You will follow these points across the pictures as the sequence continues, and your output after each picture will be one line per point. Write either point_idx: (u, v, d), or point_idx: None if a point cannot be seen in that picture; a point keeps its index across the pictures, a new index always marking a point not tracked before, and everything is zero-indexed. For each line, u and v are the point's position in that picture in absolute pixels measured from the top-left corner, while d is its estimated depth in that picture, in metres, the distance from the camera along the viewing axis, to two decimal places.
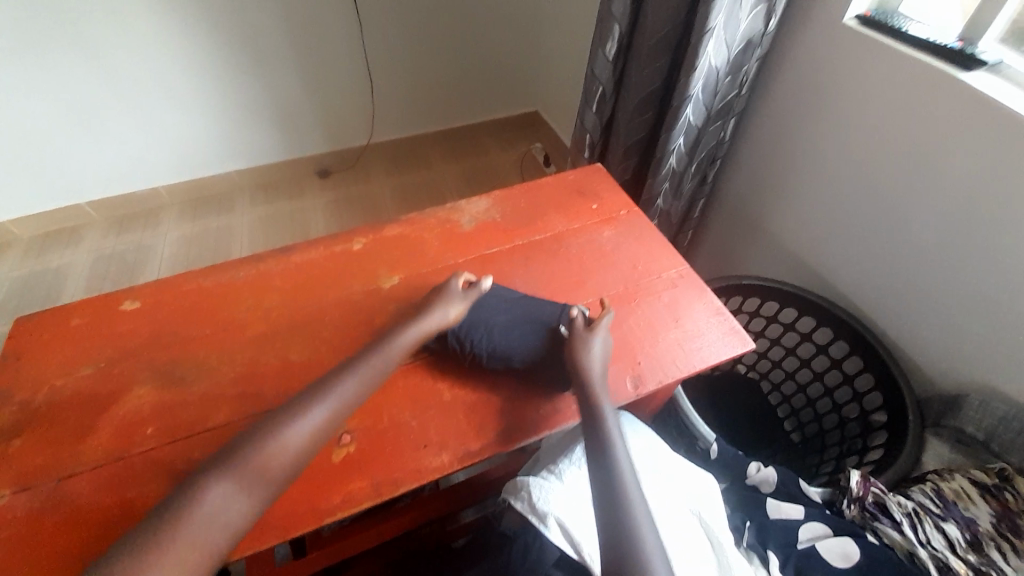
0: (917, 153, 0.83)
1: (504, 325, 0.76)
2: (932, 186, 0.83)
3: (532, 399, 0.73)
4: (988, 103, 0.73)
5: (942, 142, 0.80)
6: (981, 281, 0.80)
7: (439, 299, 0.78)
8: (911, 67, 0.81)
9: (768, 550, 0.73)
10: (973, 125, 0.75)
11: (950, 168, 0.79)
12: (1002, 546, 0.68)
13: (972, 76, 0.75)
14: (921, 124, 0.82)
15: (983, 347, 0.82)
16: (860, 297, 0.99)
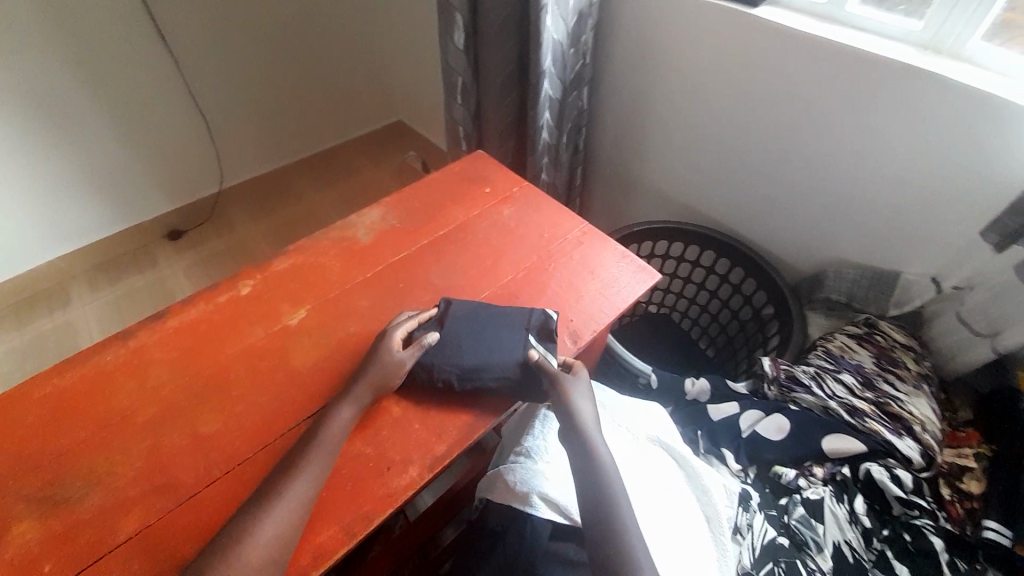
0: (737, 83, 0.97)
1: (472, 341, 0.72)
2: (756, 108, 0.97)
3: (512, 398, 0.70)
4: (777, 31, 0.87)
5: (753, 71, 0.94)
6: (812, 176, 0.95)
7: (371, 359, 0.70)
8: (715, 12, 0.93)
9: (722, 448, 0.81)
10: (770, 51, 0.89)
11: (764, 90, 0.94)
12: (888, 378, 0.80)
13: (758, 11, 0.89)
14: (734, 59, 0.95)
15: (825, 229, 0.98)
16: (729, 216, 1.14)
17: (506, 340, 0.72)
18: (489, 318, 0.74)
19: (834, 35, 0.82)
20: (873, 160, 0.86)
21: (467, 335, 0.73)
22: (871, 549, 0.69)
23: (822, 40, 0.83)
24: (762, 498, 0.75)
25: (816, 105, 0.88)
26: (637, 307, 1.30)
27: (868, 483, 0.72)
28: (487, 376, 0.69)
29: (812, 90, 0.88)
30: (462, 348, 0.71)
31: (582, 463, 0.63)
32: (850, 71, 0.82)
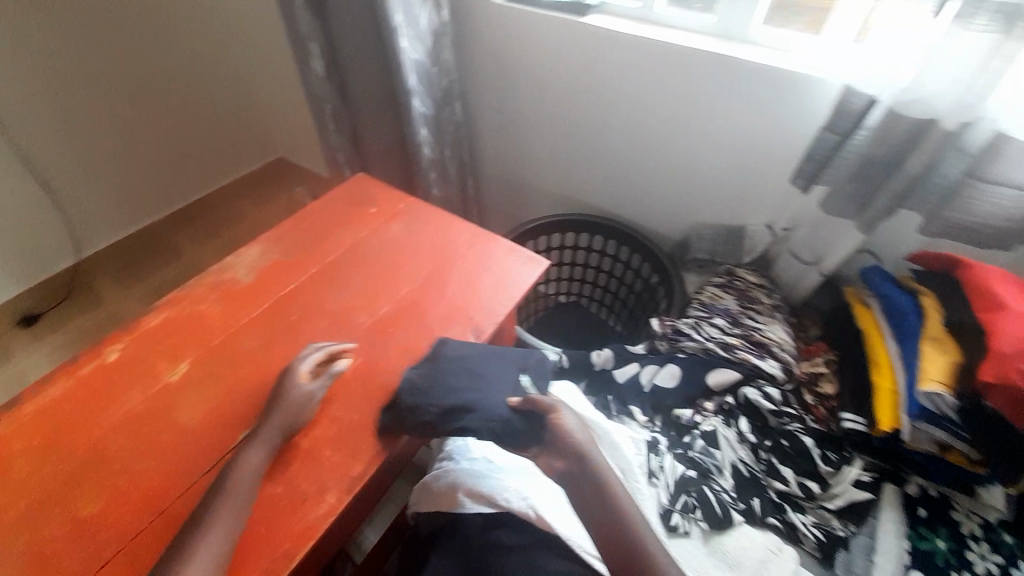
0: (586, 83, 1.07)
1: (464, 382, 0.72)
2: (606, 104, 1.08)
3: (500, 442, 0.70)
4: (607, 35, 0.98)
5: (596, 71, 1.04)
6: (663, 155, 1.08)
7: (281, 395, 0.67)
8: (553, 23, 1.03)
9: (631, 406, 0.89)
10: (605, 52, 1.01)
11: (609, 87, 1.05)
12: (749, 314, 0.93)
13: (587, 19, 1.00)
14: (580, 62, 1.05)
15: (682, 199, 1.12)
16: (606, 201, 1.25)
17: (496, 373, 0.75)
18: (482, 357, 0.76)
19: (652, 33, 0.95)
20: (705, 135, 1.00)
21: (464, 376, 0.73)
22: (762, 462, 0.78)
23: (643, 38, 0.95)
24: (669, 441, 0.82)
25: (652, 93, 1.01)
26: (547, 300, 1.39)
27: (746, 404, 0.82)
28: (471, 417, 0.69)
29: (645, 82, 1.00)
30: (449, 389, 0.71)
31: (587, 478, 0.64)
32: (671, 62, 0.95)
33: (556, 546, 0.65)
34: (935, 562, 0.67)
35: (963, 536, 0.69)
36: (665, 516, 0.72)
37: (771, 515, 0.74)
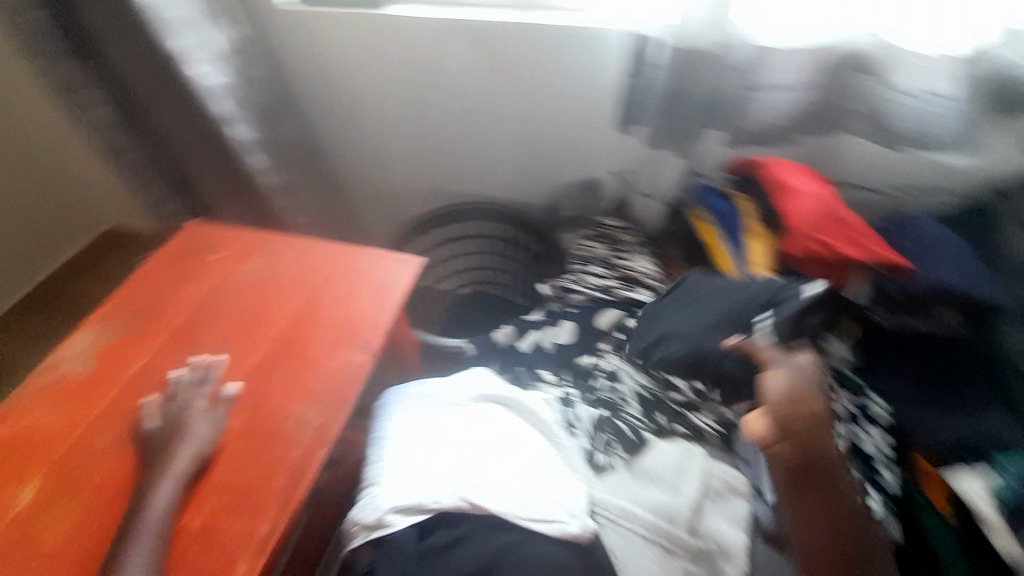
0: (411, 72, 1.08)
1: (686, 322, 0.80)
2: (440, 91, 1.09)
3: (709, 362, 0.76)
4: (413, 23, 1.00)
5: (415, 59, 1.05)
6: (506, 128, 1.12)
7: (179, 436, 0.65)
8: (356, 20, 1.02)
9: (541, 371, 0.90)
10: (416, 39, 1.02)
11: (433, 72, 1.07)
12: (622, 256, 1.02)
13: (388, 10, 1.01)
14: (397, 54, 1.05)
15: (537, 166, 1.18)
16: (470, 186, 1.26)
17: (678, 330, 0.80)
18: (675, 317, 0.82)
19: (458, 14, 0.97)
20: (536, 100, 1.06)
21: (670, 323, 0.82)
22: (659, 381, 0.83)
23: (451, 20, 0.98)
24: (580, 390, 0.85)
25: (475, 71, 1.04)
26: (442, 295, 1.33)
27: (634, 334, 0.88)
28: (667, 345, 0.80)
29: (468, 61, 1.03)
30: (654, 331, 0.83)
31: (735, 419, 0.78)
32: (481, 38, 0.99)
33: (495, 526, 0.64)
34: None
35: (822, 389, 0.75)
36: (590, 458, 0.75)
37: (676, 424, 0.79)
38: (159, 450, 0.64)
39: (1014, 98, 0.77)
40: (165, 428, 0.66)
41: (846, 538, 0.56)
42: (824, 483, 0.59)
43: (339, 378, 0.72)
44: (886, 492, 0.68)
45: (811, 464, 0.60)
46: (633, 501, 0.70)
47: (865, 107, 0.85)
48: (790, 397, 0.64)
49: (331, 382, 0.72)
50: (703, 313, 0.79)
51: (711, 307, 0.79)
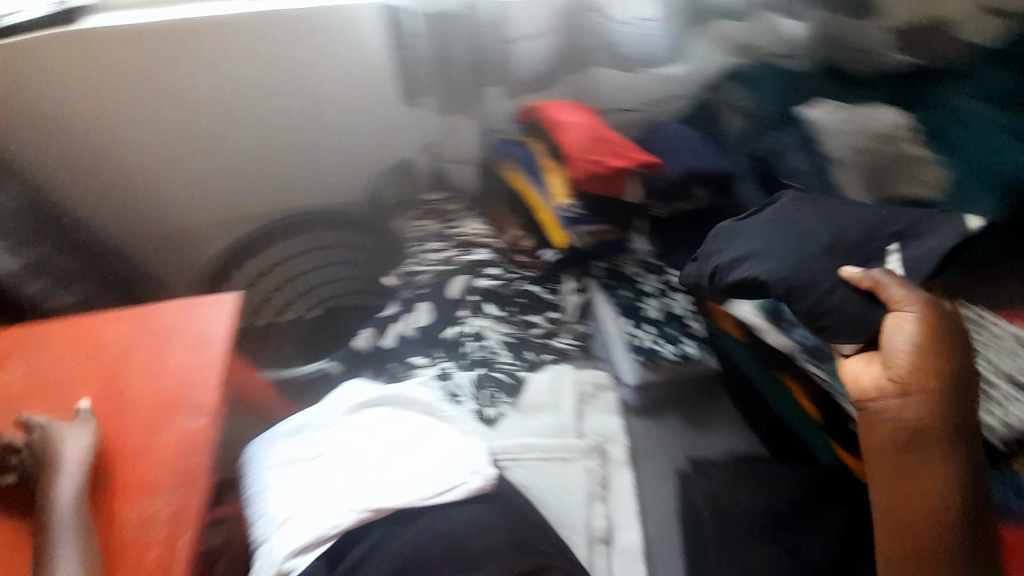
0: (157, 89, 0.98)
1: (770, 245, 0.70)
2: (194, 99, 1.00)
3: (811, 291, 0.65)
4: (141, 31, 0.92)
5: (158, 73, 0.97)
6: (291, 127, 1.07)
7: (55, 443, 0.61)
8: (66, 39, 0.91)
9: (412, 359, 0.89)
10: (151, 48, 0.94)
11: (184, 81, 0.98)
12: (454, 225, 1.04)
13: (98, 22, 0.91)
14: (134, 67, 0.95)
15: (341, 160, 1.15)
16: (279, 199, 1.18)
17: (769, 255, 0.69)
18: (764, 247, 0.70)
19: (188, 15, 0.93)
20: (313, 90, 1.04)
21: (756, 246, 0.71)
22: (519, 324, 0.90)
23: (177, 20, 0.93)
24: (454, 361, 0.86)
25: (232, 71, 0.99)
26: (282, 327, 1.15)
27: (484, 292, 0.93)
28: (732, 270, 0.71)
29: (213, 61, 0.97)
30: (746, 258, 0.71)
31: (597, 325, 0.90)
32: (224, 35, 0.95)
33: (400, 521, 0.63)
34: (632, 303, 0.89)
35: (634, 279, 0.92)
36: (480, 415, 0.80)
37: (544, 354, 0.87)
38: (46, 457, 0.61)
39: (695, 13, 0.99)
40: (42, 442, 0.62)
41: (960, 500, 0.58)
42: (935, 450, 0.58)
43: (178, 457, 0.61)
44: (700, 335, 0.85)
45: (913, 419, 0.60)
46: (528, 436, 0.78)
47: (600, 42, 1.01)
48: (912, 351, 0.60)
49: (172, 472, 0.60)
50: (762, 238, 0.71)
51: (781, 225, 0.71)
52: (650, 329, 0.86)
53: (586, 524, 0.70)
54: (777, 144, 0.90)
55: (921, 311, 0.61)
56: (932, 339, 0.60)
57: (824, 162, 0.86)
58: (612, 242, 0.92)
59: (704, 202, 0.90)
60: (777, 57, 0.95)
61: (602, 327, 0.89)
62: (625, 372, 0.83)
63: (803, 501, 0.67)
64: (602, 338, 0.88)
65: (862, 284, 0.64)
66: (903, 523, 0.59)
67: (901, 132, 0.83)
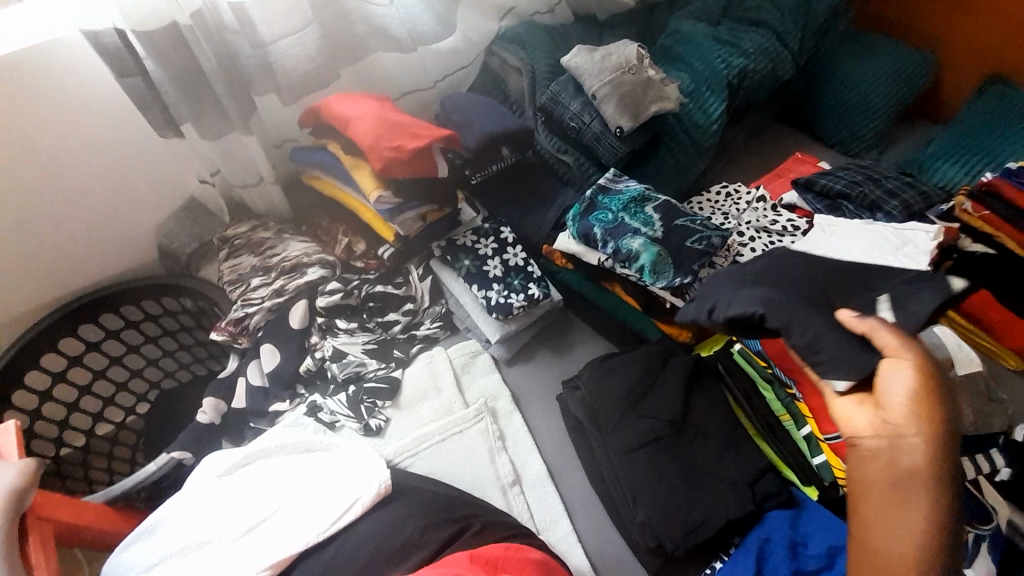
0: None
1: (754, 292, 0.68)
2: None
3: (810, 323, 0.63)
4: None
5: None
6: (25, 199, 0.87)
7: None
8: None
9: (274, 406, 0.83)
10: None
11: None
12: (271, 252, 0.95)
13: None
14: None
15: (109, 221, 0.96)
16: (42, 287, 0.96)
17: (762, 296, 0.67)
18: (750, 292, 0.68)
19: None
20: (37, 149, 0.84)
21: (739, 292, 0.69)
22: (377, 328, 0.90)
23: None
24: (321, 391, 0.83)
25: None
26: (112, 436, 1.02)
27: (329, 310, 0.87)
28: (722, 305, 0.68)
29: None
30: (734, 298, 0.68)
31: (454, 301, 0.93)
32: None
33: (315, 549, 0.64)
34: (475, 269, 0.90)
35: (472, 246, 0.92)
36: (366, 428, 0.78)
37: (412, 346, 0.89)
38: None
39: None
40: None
41: (934, 547, 0.56)
42: (922, 496, 0.57)
43: None
44: (541, 277, 0.90)
45: (904, 462, 0.59)
46: (420, 426, 0.79)
47: (369, 27, 0.99)
48: (907, 402, 0.58)
49: None
50: (750, 282, 0.71)
51: (762, 275, 0.73)
52: (497, 286, 0.88)
53: (495, 476, 0.75)
54: (552, 91, 0.98)
55: (916, 362, 0.59)
56: (929, 391, 0.58)
57: (588, 100, 0.96)
58: (442, 220, 0.92)
59: (508, 157, 0.98)
60: (541, 13, 1.18)
61: (461, 299, 0.91)
62: (497, 334, 0.87)
63: (653, 374, 0.78)
64: (463, 310, 0.91)
65: (858, 328, 0.62)
66: (881, 562, 0.57)
67: (635, 62, 0.95)
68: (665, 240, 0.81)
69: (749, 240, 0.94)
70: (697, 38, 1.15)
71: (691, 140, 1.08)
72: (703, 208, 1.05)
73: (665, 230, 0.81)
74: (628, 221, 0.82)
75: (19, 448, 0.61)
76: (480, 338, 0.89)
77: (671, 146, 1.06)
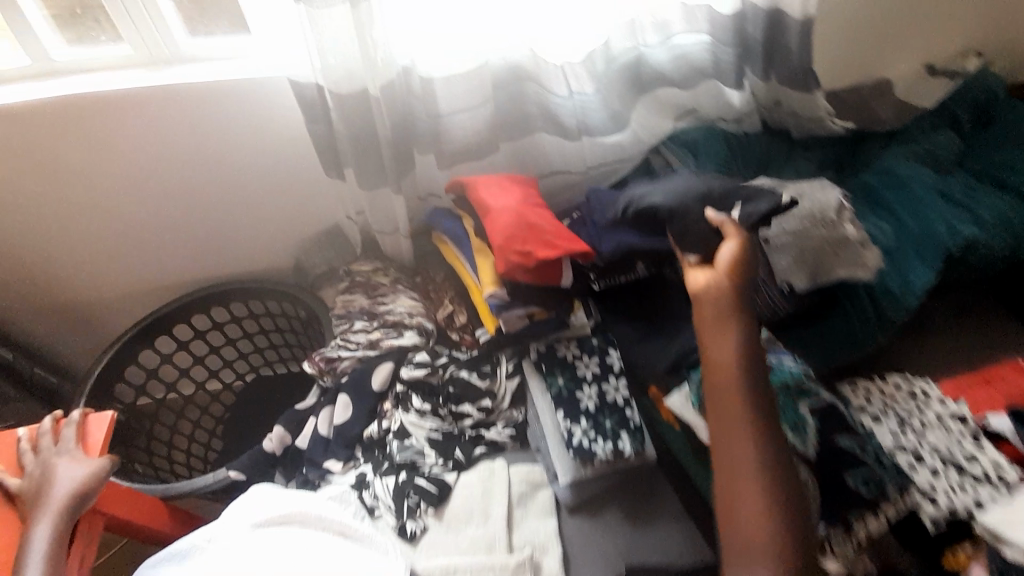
0: (70, 168, 0.92)
1: (661, 189, 0.82)
2: (84, 171, 0.93)
3: (690, 216, 0.77)
4: (49, 106, 0.85)
5: (72, 151, 0.91)
6: (212, 198, 1.01)
7: (48, 479, 0.61)
8: None
9: (326, 463, 0.83)
10: (62, 124, 0.87)
11: (98, 159, 0.92)
12: (382, 301, 0.97)
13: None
14: (40, 151, 0.89)
15: (266, 231, 1.08)
16: (200, 268, 1.11)
17: (666, 194, 0.80)
18: (658, 187, 0.83)
19: (95, 86, 0.86)
20: (232, 162, 0.97)
21: (652, 189, 0.83)
22: (448, 418, 0.84)
23: (66, 93, 0.85)
24: (373, 465, 0.81)
25: (142, 145, 0.92)
26: (220, 404, 1.23)
27: (410, 382, 0.85)
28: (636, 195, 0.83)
29: (109, 137, 0.90)
30: (648, 196, 0.82)
31: (534, 417, 0.83)
32: (133, 111, 0.88)
33: None
34: (568, 393, 0.81)
35: (570, 362, 0.84)
36: (401, 530, 0.74)
37: (475, 449, 0.82)
38: (34, 492, 0.61)
39: (633, 79, 1.00)
40: (34, 475, 0.62)
41: (751, 377, 0.63)
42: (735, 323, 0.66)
43: None
44: (637, 426, 0.78)
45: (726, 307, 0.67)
46: (452, 552, 0.72)
47: (540, 110, 0.98)
48: (732, 262, 0.70)
49: None
50: (671, 179, 0.83)
51: (685, 180, 0.83)
52: (585, 422, 0.78)
53: None
54: None
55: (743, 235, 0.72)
56: (745, 260, 0.70)
57: (757, 239, 0.83)
58: (548, 320, 0.85)
59: (642, 273, 0.86)
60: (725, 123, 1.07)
61: (541, 416, 0.81)
62: (566, 473, 0.75)
63: None
64: (539, 430, 0.82)
65: (715, 221, 0.75)
66: (719, 385, 0.63)
67: (832, 216, 0.81)
68: (813, 462, 0.68)
69: (920, 471, 0.72)
70: (915, 188, 0.94)
71: (876, 310, 0.86)
72: (885, 424, 0.79)
73: (819, 449, 0.68)
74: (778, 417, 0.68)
75: (102, 440, 0.68)
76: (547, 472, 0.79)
77: (850, 315, 0.85)
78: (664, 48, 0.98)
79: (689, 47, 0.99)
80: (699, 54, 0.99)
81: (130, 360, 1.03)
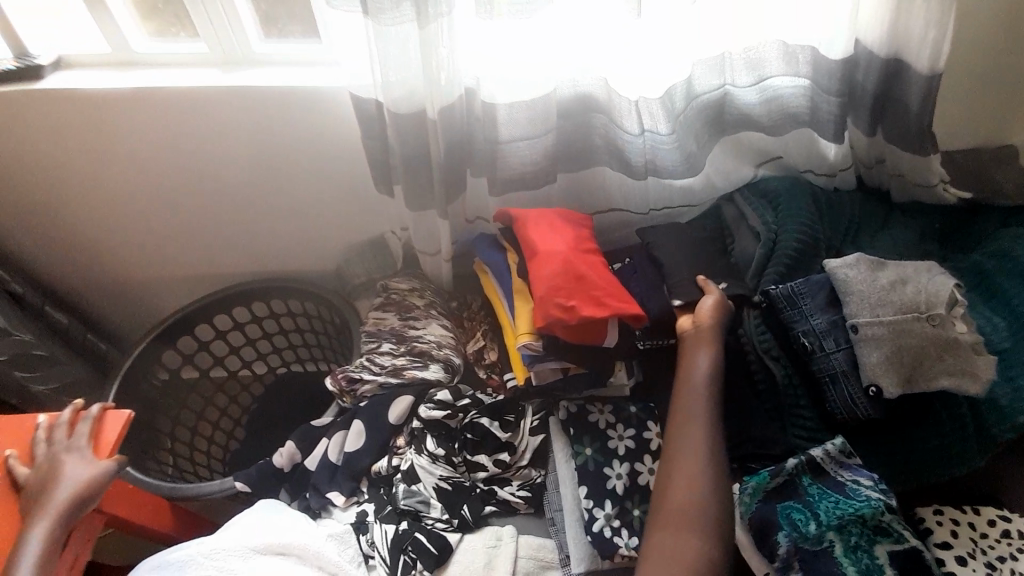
0: (139, 156, 0.95)
1: (657, 249, 0.86)
2: (150, 161, 0.96)
3: (679, 278, 0.81)
4: (127, 96, 0.88)
5: (142, 141, 0.93)
6: (264, 199, 1.01)
7: (54, 476, 0.60)
8: (67, 98, 0.88)
9: (331, 491, 0.79)
10: (136, 114, 0.90)
11: (165, 150, 0.94)
12: (411, 325, 0.92)
13: (86, 82, 0.88)
14: (115, 137, 0.93)
15: (310, 235, 1.07)
16: (245, 263, 1.12)
17: (652, 258, 0.85)
18: (656, 244, 0.86)
19: (168, 81, 0.87)
20: (286, 166, 0.96)
21: (653, 241, 0.87)
22: (461, 467, 0.78)
23: (143, 86, 0.87)
24: (376, 505, 0.76)
25: (204, 142, 0.93)
26: (245, 394, 1.23)
27: (428, 422, 0.80)
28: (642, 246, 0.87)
29: (176, 131, 0.92)
30: (642, 255, 0.86)
31: (553, 484, 0.76)
32: (201, 107, 0.89)
33: None
34: (597, 468, 0.74)
35: (602, 430, 0.76)
36: None
37: (484, 506, 0.76)
38: (40, 485, 0.60)
39: (715, 120, 0.89)
40: (42, 467, 0.62)
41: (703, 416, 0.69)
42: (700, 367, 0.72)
43: None
44: None
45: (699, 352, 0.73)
46: None
47: (606, 144, 0.90)
48: (711, 314, 0.75)
49: None
50: (671, 238, 0.86)
51: (683, 240, 0.87)
52: (609, 507, 0.71)
53: None
54: (793, 286, 0.74)
55: (723, 296, 0.78)
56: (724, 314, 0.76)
57: (841, 323, 0.71)
58: (584, 375, 0.77)
59: None
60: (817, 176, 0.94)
61: (562, 486, 0.75)
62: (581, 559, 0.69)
63: None
64: (557, 501, 0.75)
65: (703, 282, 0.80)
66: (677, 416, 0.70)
67: (941, 312, 0.68)
68: None
69: None
70: None
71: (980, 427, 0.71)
72: (980, 568, 0.67)
73: None
74: (839, 559, 0.59)
75: (113, 439, 0.67)
76: (557, 548, 0.72)
77: (945, 429, 0.71)
78: (755, 88, 0.86)
79: (784, 91, 0.87)
80: (795, 100, 0.88)
81: (169, 344, 1.05)
